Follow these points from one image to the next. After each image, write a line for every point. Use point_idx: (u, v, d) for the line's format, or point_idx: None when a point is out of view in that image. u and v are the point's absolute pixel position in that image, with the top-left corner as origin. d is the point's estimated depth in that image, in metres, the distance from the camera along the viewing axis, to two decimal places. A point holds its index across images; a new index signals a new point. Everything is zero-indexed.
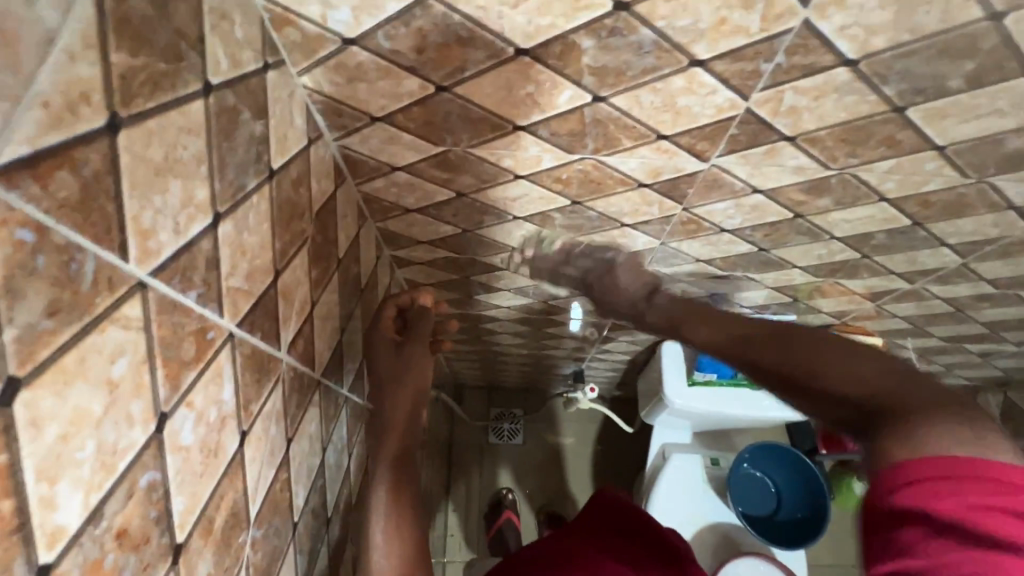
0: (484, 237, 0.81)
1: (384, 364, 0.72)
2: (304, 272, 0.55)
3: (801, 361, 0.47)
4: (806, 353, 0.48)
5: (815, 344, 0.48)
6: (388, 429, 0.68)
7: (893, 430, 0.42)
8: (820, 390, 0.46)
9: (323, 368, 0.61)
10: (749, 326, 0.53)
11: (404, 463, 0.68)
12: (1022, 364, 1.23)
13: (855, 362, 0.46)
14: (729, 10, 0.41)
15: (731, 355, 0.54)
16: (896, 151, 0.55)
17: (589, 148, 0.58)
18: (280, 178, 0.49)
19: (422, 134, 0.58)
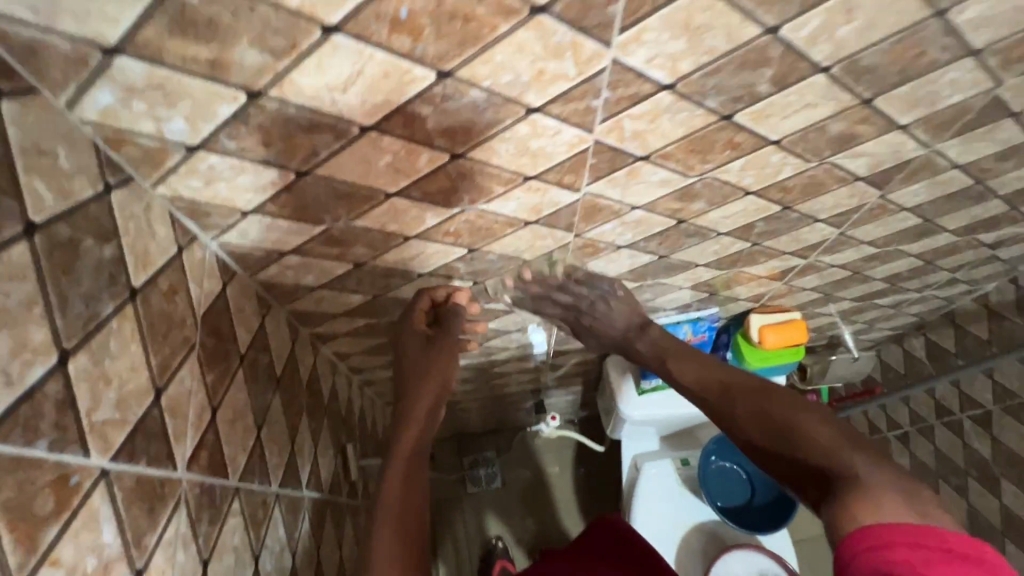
0: (397, 298, 0.82)
1: (415, 356, 0.75)
2: (197, 381, 0.53)
3: (781, 422, 0.56)
4: (781, 416, 0.56)
5: (796, 412, 0.56)
6: (412, 414, 0.70)
7: (850, 494, 0.47)
8: (782, 452, 0.55)
9: (239, 472, 0.59)
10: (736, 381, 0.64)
11: (421, 460, 0.67)
12: (931, 306, 1.32)
13: (824, 431, 0.53)
14: (544, 62, 0.44)
15: (715, 406, 0.64)
16: (740, 151, 0.60)
17: (466, 200, 0.61)
18: (146, 294, 0.48)
19: (299, 218, 0.59)
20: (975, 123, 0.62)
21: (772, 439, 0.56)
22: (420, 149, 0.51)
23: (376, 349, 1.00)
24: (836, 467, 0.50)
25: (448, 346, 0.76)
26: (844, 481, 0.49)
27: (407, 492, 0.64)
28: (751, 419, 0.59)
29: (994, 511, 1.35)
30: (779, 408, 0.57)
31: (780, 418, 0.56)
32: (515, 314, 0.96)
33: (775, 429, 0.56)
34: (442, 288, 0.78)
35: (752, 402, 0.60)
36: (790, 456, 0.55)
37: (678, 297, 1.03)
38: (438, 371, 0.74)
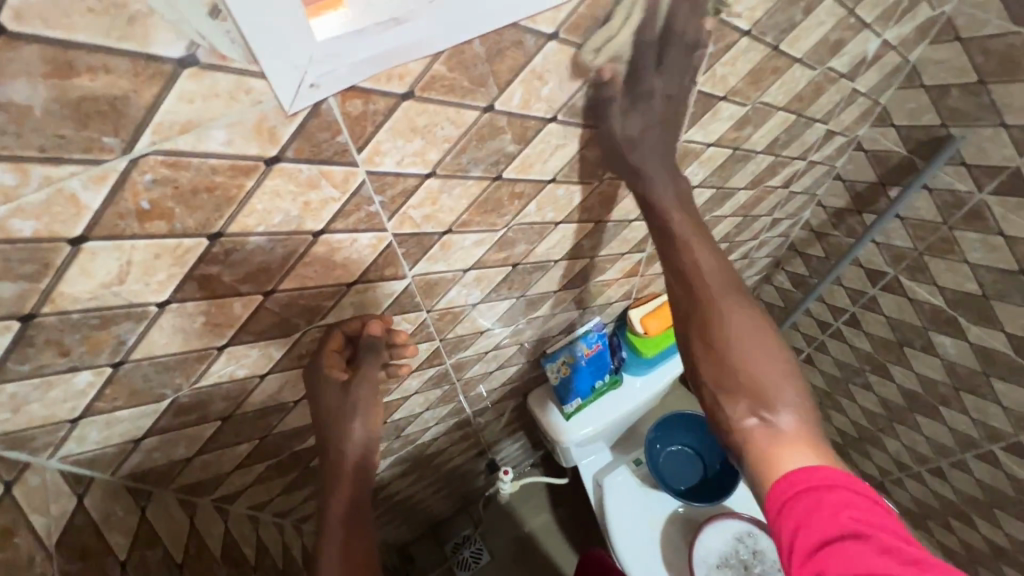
0: (286, 432, 0.80)
1: (331, 402, 0.69)
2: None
3: (740, 345, 0.63)
4: (741, 333, 0.64)
5: (761, 345, 0.63)
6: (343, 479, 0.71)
7: (772, 426, 0.60)
8: (740, 362, 0.63)
9: None
10: (727, 284, 0.66)
11: (358, 515, 0.72)
12: (774, 245, 1.51)
13: (775, 373, 0.62)
14: (304, 195, 0.49)
15: (697, 287, 0.66)
16: (527, 197, 0.68)
17: (301, 323, 0.63)
18: None
19: (136, 403, 0.58)
20: (699, 113, 0.75)
21: (738, 355, 0.63)
22: (229, 299, 0.54)
23: (293, 485, 0.97)
24: (772, 398, 0.60)
25: (368, 393, 0.68)
26: (773, 413, 0.60)
27: (348, 550, 0.71)
28: (728, 319, 0.65)
29: (896, 393, 1.52)
30: (755, 324, 0.64)
31: (751, 334, 0.64)
32: (415, 396, 0.98)
33: (744, 339, 0.63)
34: (354, 320, 0.67)
35: (729, 308, 0.65)
36: (742, 368, 0.63)
37: (557, 322, 1.11)
38: (363, 423, 0.69)
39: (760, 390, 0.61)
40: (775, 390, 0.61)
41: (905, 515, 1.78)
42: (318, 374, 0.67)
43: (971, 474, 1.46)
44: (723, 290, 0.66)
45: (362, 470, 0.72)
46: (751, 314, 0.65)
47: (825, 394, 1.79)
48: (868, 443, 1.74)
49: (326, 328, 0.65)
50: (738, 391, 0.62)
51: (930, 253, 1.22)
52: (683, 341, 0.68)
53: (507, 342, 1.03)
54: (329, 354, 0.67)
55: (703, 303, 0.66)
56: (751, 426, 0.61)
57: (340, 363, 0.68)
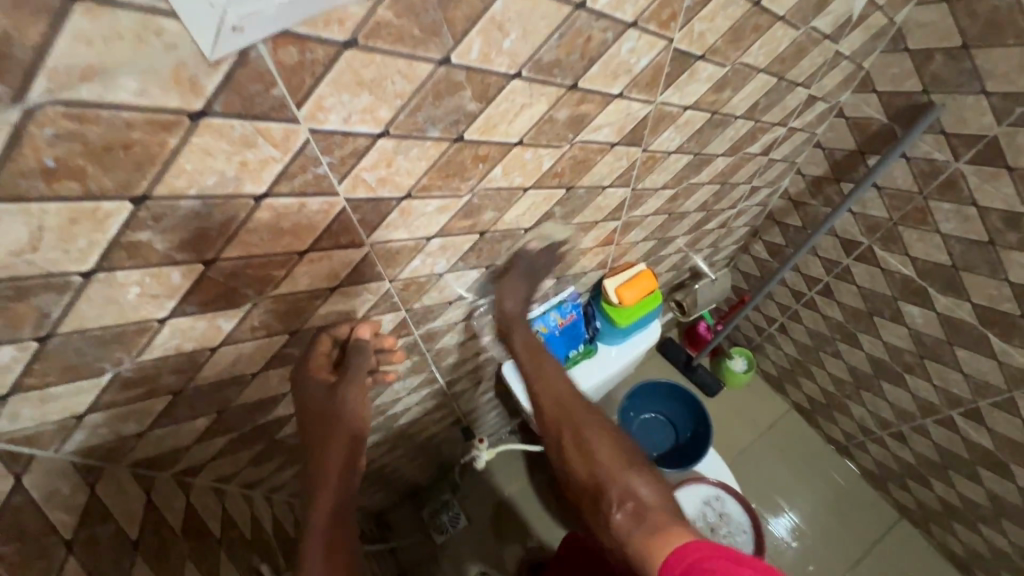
0: (246, 404, 0.78)
1: (318, 404, 0.74)
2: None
3: (591, 452, 0.77)
4: (595, 439, 0.78)
5: (616, 447, 0.76)
6: (325, 481, 0.70)
7: (637, 506, 0.67)
8: (601, 460, 0.75)
9: None
10: (582, 406, 0.84)
11: (343, 521, 0.69)
12: (752, 214, 1.50)
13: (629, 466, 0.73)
14: (240, 154, 0.45)
15: (562, 408, 0.85)
16: (492, 161, 0.64)
17: (252, 294, 0.59)
18: None
19: (72, 378, 0.54)
20: (676, 73, 0.72)
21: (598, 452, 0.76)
22: (165, 268, 0.50)
23: (259, 456, 0.95)
24: (626, 485, 0.71)
25: (354, 391, 0.74)
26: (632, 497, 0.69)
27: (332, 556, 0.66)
28: (590, 427, 0.81)
29: (865, 360, 1.55)
30: (606, 430, 0.79)
31: (599, 439, 0.78)
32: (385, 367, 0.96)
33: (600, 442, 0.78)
34: (343, 325, 0.75)
35: (587, 416, 0.83)
36: (602, 466, 0.74)
37: (531, 293, 1.09)
38: (348, 422, 0.74)
39: (614, 482, 0.71)
40: (628, 482, 0.71)
41: (865, 476, 1.85)
42: (308, 377, 0.75)
43: (929, 437, 1.51)
44: (580, 407, 0.84)
45: (348, 474, 0.73)
46: (600, 426, 0.80)
47: (795, 362, 1.83)
48: (835, 410, 1.79)
49: (317, 332, 0.73)
50: (608, 488, 0.72)
51: (904, 224, 1.22)
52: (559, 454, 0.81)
53: (479, 312, 1.01)
54: (318, 356, 0.75)
55: (569, 412, 0.84)
56: (621, 515, 0.67)
57: (326, 364, 0.76)
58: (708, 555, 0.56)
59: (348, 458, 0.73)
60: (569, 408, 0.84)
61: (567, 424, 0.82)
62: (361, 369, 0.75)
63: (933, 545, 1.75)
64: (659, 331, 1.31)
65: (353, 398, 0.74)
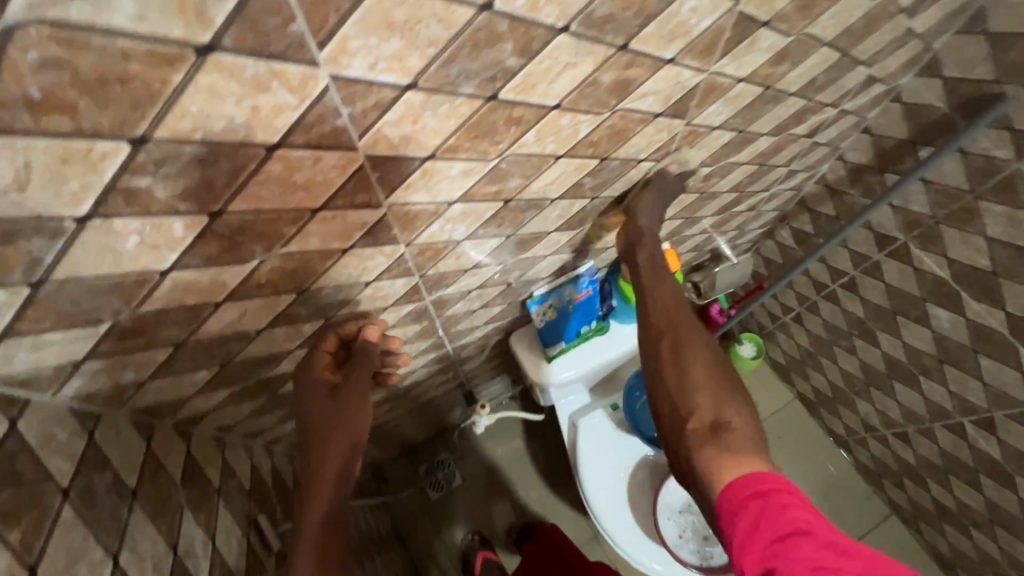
0: (251, 359, 0.75)
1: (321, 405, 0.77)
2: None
3: (685, 372, 0.77)
4: (694, 356, 0.79)
5: (710, 375, 0.76)
6: (320, 486, 0.70)
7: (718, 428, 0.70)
8: (697, 379, 0.76)
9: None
10: (683, 327, 0.84)
11: (335, 530, 0.69)
12: (783, 199, 1.44)
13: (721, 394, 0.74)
14: (251, 98, 0.40)
15: (659, 326, 0.85)
16: (526, 124, 0.59)
17: (259, 250, 0.55)
18: None
19: (69, 325, 0.51)
20: (735, 40, 0.65)
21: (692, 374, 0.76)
22: (166, 218, 0.45)
23: (260, 409, 0.94)
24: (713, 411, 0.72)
25: (356, 390, 0.77)
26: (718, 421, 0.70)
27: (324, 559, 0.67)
28: (692, 348, 0.80)
29: (879, 358, 1.52)
30: (706, 358, 0.79)
31: (698, 364, 0.78)
32: (393, 330, 0.93)
33: (695, 355, 0.79)
34: (351, 325, 0.80)
35: (691, 336, 0.82)
36: (692, 388, 0.75)
37: (548, 266, 1.04)
38: (348, 426, 0.74)
39: (707, 401, 0.73)
40: (721, 401, 0.73)
41: (861, 471, 1.85)
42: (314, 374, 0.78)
43: (935, 441, 1.49)
44: (683, 326, 0.84)
45: (346, 476, 0.73)
46: (702, 351, 0.80)
47: (807, 353, 1.80)
48: (841, 404, 1.77)
49: (323, 329, 0.78)
50: (690, 400, 0.74)
51: (947, 223, 1.15)
52: (653, 369, 0.82)
53: (494, 281, 0.97)
54: (322, 354, 0.79)
55: (674, 326, 0.84)
56: (703, 423, 0.71)
57: (330, 365, 0.80)
58: (782, 489, 0.59)
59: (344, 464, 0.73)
60: (674, 325, 0.84)
61: (666, 337, 0.82)
62: (363, 370, 0.79)
63: (920, 543, 1.76)
64: None
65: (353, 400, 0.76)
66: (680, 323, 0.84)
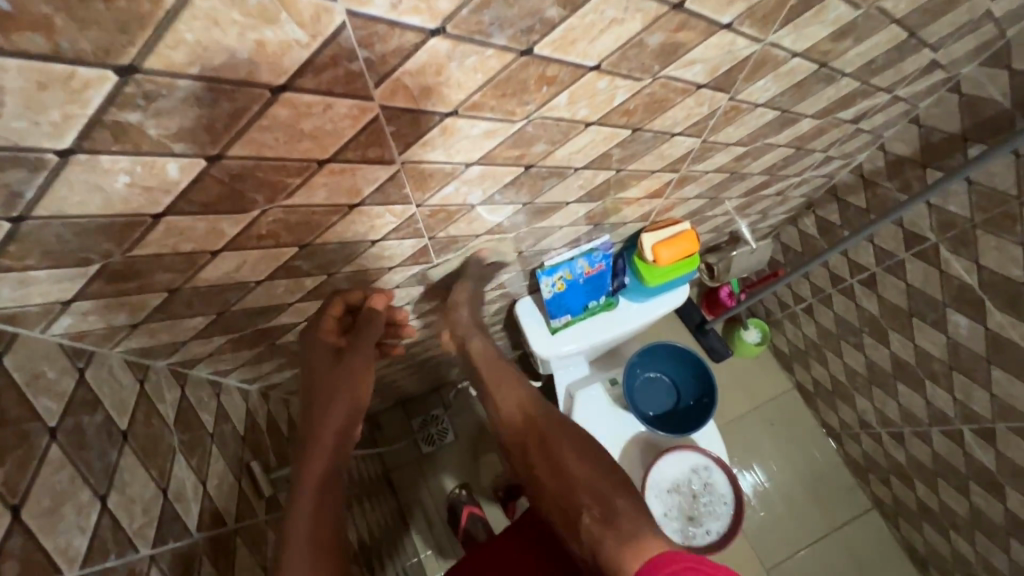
0: (248, 310, 0.73)
1: (323, 370, 0.80)
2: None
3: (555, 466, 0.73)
4: (564, 443, 0.75)
5: (579, 450, 0.73)
6: (321, 439, 0.72)
7: (602, 512, 0.65)
8: (576, 467, 0.71)
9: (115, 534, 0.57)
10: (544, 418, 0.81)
11: (330, 488, 0.69)
12: (813, 186, 1.37)
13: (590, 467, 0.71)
14: (256, 31, 0.35)
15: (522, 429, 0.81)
16: (559, 85, 0.53)
17: (260, 200, 0.51)
18: None
19: (55, 264, 0.48)
20: (800, 9, 0.58)
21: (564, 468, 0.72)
22: (159, 158, 0.41)
23: (256, 357, 0.92)
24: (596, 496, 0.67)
25: (356, 356, 0.80)
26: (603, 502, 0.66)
27: (321, 509, 0.66)
28: (558, 441, 0.76)
29: (887, 357, 1.50)
30: (574, 442, 0.75)
31: (568, 448, 0.74)
32: (397, 291, 0.90)
33: (561, 437, 0.76)
34: (358, 292, 0.81)
35: (551, 425, 0.79)
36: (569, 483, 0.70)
37: (563, 237, 1.00)
38: (350, 388, 0.78)
39: (585, 490, 0.68)
40: (598, 486, 0.68)
41: (849, 464, 1.87)
42: (320, 337, 0.81)
43: (930, 444, 1.49)
44: (541, 421, 0.81)
45: (343, 439, 0.75)
46: (568, 438, 0.76)
47: (812, 344, 1.77)
48: (839, 397, 1.76)
49: (331, 294, 0.80)
50: (575, 497, 0.68)
51: (986, 228, 1.09)
52: (528, 473, 0.77)
53: (504, 249, 0.93)
54: (330, 319, 0.81)
55: (537, 425, 0.80)
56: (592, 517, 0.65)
57: (334, 330, 0.82)
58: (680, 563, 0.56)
59: (342, 427, 0.75)
60: (535, 422, 0.81)
61: (535, 437, 0.79)
62: (368, 337, 0.81)
63: (896, 537, 1.79)
64: (686, 295, 1.23)
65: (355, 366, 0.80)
66: (540, 421, 0.81)
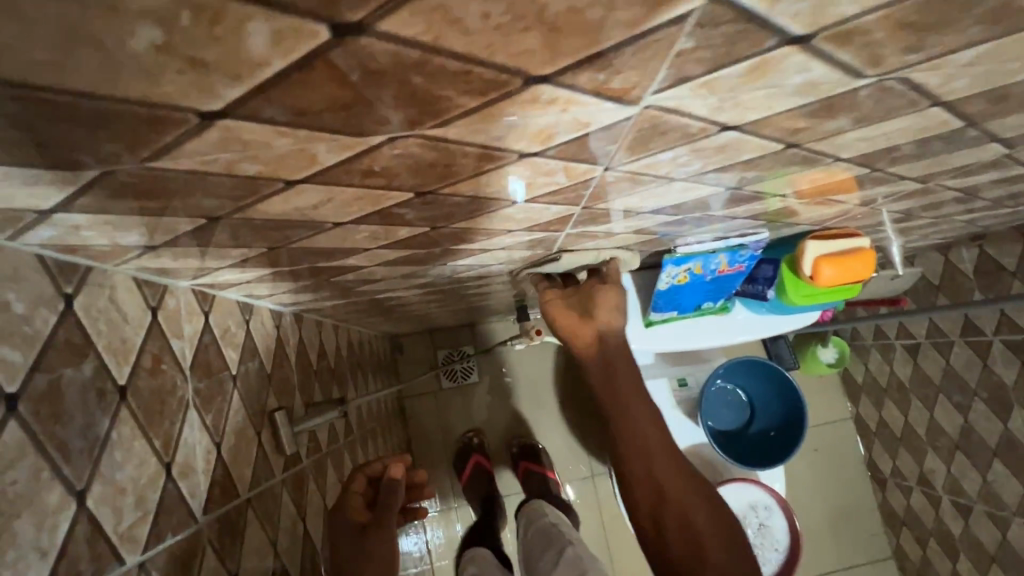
0: (312, 248, 0.52)
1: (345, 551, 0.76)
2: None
3: (694, 544, 0.69)
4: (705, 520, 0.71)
5: (716, 529, 0.70)
6: None
7: None
8: (713, 549, 0.69)
9: (89, 547, 0.40)
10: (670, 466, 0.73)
11: None
12: (1008, 219, 1.08)
13: (726, 547, 0.69)
14: None
15: (653, 484, 0.72)
16: (998, 30, 0.27)
17: (395, 125, 0.28)
18: None
19: (15, 159, 0.26)
20: None
21: (705, 547, 0.69)
22: (236, 10, 0.18)
23: (302, 287, 0.73)
24: None
25: (381, 536, 0.76)
26: None
27: None
28: (698, 515, 0.70)
29: (995, 432, 1.29)
30: (712, 519, 0.71)
31: (708, 529, 0.70)
32: (498, 251, 0.68)
33: (701, 511, 0.71)
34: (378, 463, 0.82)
35: (688, 486, 0.72)
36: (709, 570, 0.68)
37: (719, 227, 0.76)
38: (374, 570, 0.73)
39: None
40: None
41: (882, 511, 1.74)
42: (343, 516, 0.78)
43: (1001, 530, 1.32)
44: (679, 479, 0.73)
45: None
46: (703, 502, 0.72)
47: (897, 385, 1.57)
48: (905, 446, 1.59)
49: (353, 473, 0.82)
50: None
51: None
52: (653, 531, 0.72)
53: (646, 227, 0.70)
54: (353, 495, 0.80)
55: (668, 486, 0.72)
56: None
57: (360, 504, 0.80)
58: None
59: None
60: (669, 484, 0.72)
61: (676, 504, 0.71)
62: (390, 509, 0.78)
63: None
64: (813, 318, 1.01)
65: (382, 545, 0.76)
66: (673, 474, 0.72)
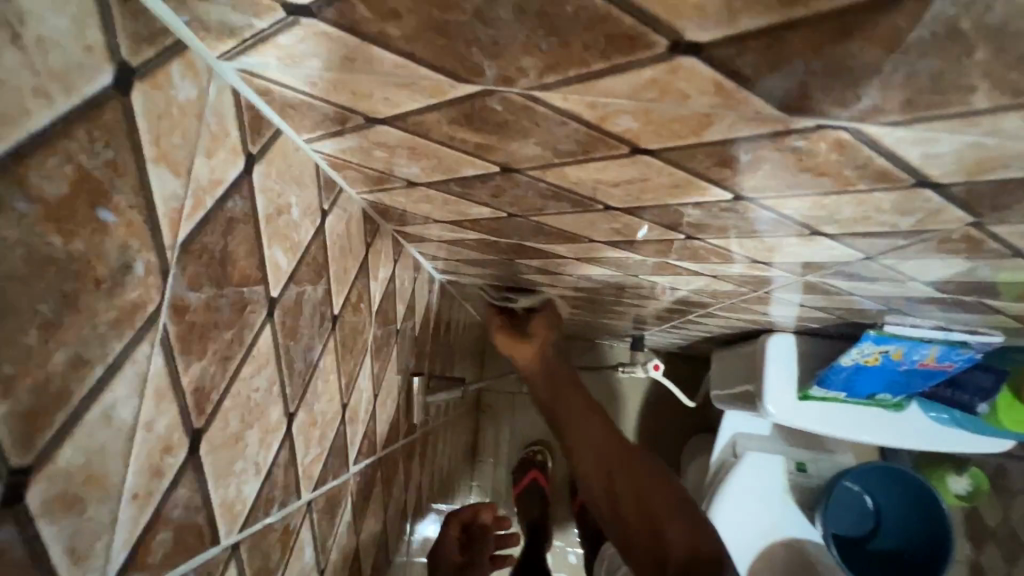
0: (544, 225, 0.48)
1: None
2: (138, 402, 0.23)
3: (640, 494, 0.66)
4: (640, 474, 0.68)
5: (662, 486, 0.66)
6: None
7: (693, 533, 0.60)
8: (665, 498, 0.65)
9: (284, 471, 0.38)
10: (612, 449, 0.72)
11: None
12: None
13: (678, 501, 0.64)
14: None
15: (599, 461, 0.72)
16: None
17: (859, 110, 0.22)
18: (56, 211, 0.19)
19: (423, 57, 0.23)
20: None
21: (649, 491, 0.66)
22: None
23: (476, 259, 0.70)
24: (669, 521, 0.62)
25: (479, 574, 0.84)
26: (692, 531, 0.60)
27: None
28: (643, 471, 0.69)
29: None
30: (657, 473, 0.68)
31: (652, 480, 0.67)
32: (702, 276, 0.62)
33: (649, 475, 0.68)
34: (471, 509, 0.93)
35: (633, 460, 0.70)
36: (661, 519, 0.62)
37: (952, 318, 0.63)
38: None
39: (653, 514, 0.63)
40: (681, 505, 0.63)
41: None
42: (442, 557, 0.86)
43: None
44: (621, 455, 0.71)
45: None
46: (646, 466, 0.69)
47: None
48: None
49: (450, 516, 0.92)
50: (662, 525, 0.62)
51: None
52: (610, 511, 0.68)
53: (875, 295, 0.60)
54: (450, 540, 0.88)
55: (611, 464, 0.71)
56: (680, 544, 0.59)
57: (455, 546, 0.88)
58: None
59: None
60: (615, 463, 0.71)
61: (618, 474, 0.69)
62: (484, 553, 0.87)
63: None
64: (1000, 445, 0.86)
65: None
66: (624, 457, 0.71)
